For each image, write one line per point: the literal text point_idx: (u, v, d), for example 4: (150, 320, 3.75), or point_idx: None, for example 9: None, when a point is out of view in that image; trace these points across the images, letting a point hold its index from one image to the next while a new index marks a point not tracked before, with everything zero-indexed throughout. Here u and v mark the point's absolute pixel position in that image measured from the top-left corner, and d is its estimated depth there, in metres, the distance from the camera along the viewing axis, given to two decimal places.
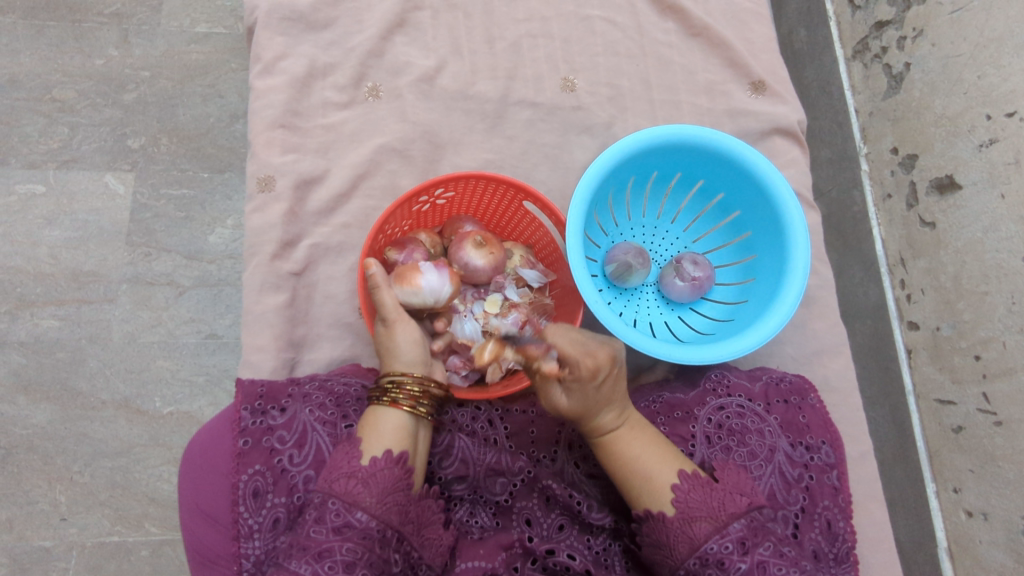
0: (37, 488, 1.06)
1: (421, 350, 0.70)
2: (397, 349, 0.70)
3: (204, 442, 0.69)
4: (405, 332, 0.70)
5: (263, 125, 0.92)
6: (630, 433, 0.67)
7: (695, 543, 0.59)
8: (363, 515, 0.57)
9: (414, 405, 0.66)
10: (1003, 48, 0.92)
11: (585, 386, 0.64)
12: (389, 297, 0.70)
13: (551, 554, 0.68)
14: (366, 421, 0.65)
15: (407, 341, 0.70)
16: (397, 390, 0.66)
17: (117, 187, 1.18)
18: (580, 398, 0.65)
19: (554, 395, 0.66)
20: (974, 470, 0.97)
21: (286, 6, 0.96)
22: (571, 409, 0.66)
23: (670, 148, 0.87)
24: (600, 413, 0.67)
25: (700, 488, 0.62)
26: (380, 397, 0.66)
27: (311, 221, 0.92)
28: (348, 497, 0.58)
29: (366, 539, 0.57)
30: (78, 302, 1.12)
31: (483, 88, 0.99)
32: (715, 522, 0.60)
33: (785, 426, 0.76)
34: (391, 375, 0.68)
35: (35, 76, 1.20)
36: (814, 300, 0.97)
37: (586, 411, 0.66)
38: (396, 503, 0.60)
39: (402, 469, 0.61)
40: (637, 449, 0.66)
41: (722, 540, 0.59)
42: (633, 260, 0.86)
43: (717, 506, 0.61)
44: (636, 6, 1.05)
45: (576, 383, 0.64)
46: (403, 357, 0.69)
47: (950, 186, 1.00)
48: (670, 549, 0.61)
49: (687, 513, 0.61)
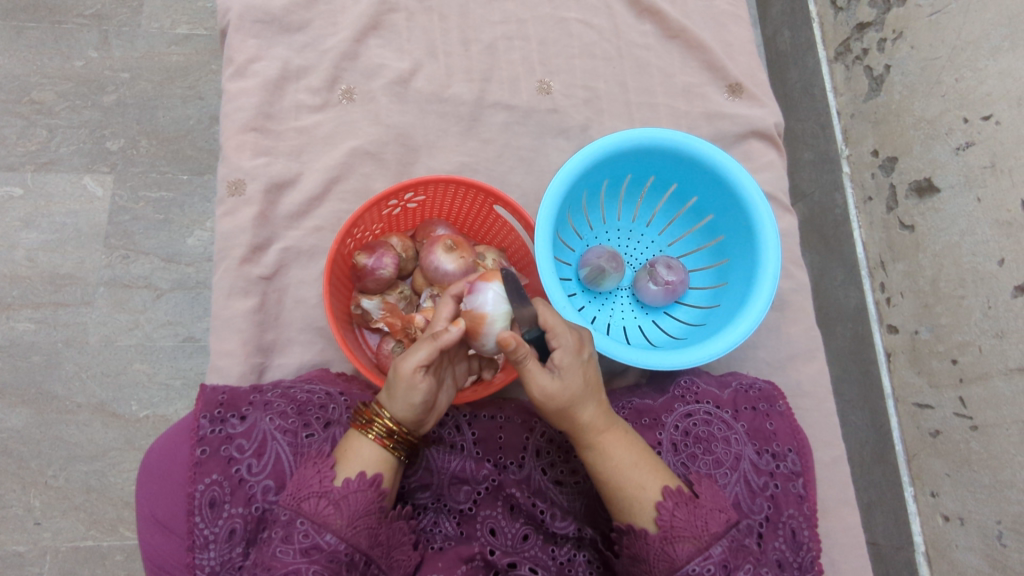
0: (11, 492, 1.06)
1: (415, 411, 0.62)
2: (394, 400, 0.62)
3: (163, 450, 0.69)
4: (409, 390, 0.61)
5: (235, 128, 0.92)
6: (623, 440, 0.65)
7: (675, 564, 0.59)
8: (333, 537, 0.58)
9: (391, 444, 0.63)
10: (979, 51, 0.92)
11: (571, 356, 0.61)
12: (425, 351, 0.60)
13: (513, 567, 0.68)
14: (343, 444, 0.64)
15: (405, 401, 0.61)
16: (381, 422, 0.63)
17: (96, 190, 1.17)
18: (571, 373, 0.61)
19: (544, 380, 0.60)
20: (951, 475, 0.96)
21: (260, 9, 0.95)
22: (563, 390, 0.61)
23: (641, 151, 0.86)
24: (582, 410, 0.62)
25: (685, 506, 0.61)
26: (364, 427, 0.63)
27: (283, 224, 0.91)
28: (318, 518, 0.58)
29: (333, 562, 0.57)
30: (54, 305, 1.12)
31: (458, 91, 0.98)
32: (699, 543, 0.59)
33: (752, 433, 0.75)
34: (380, 409, 0.63)
35: (14, 78, 1.20)
36: (790, 304, 0.97)
37: (577, 396, 0.62)
38: (367, 525, 0.59)
39: (375, 492, 0.60)
40: (632, 458, 0.64)
41: (704, 562, 0.59)
42: (606, 264, 0.85)
43: (700, 525, 0.60)
44: (613, 8, 1.04)
45: (564, 354, 0.61)
46: (392, 410, 0.62)
47: (928, 189, 0.99)
48: (649, 565, 0.60)
49: (670, 533, 0.60)
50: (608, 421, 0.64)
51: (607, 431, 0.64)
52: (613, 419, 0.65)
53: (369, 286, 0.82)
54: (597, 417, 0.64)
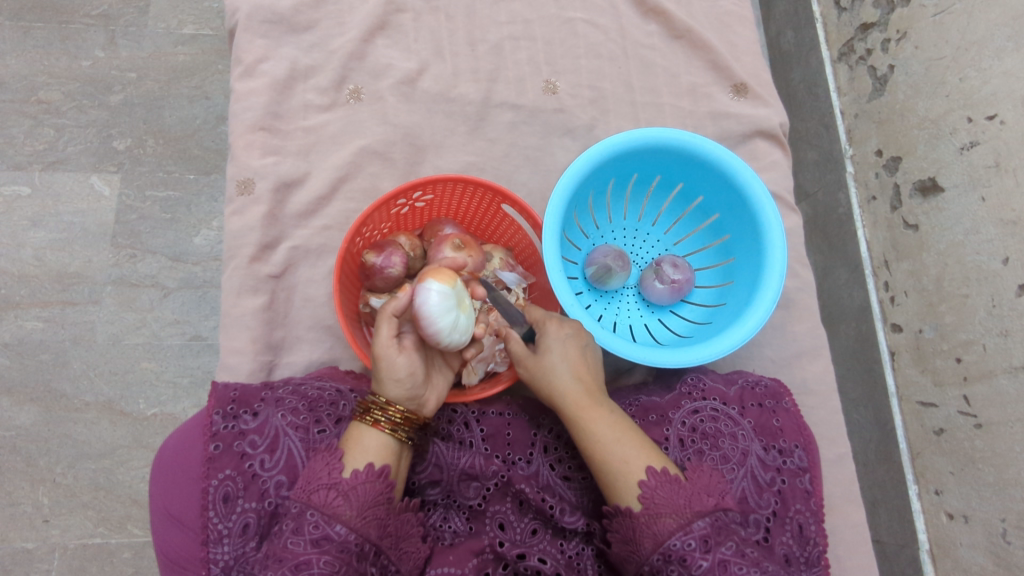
0: (20, 489, 1.06)
1: (406, 387, 0.65)
2: (382, 381, 0.65)
3: (177, 445, 0.70)
4: (390, 366, 0.64)
5: (244, 128, 0.92)
6: (607, 418, 0.66)
7: (659, 540, 0.59)
8: (342, 528, 0.58)
9: (394, 428, 0.64)
10: (983, 52, 0.92)
11: (550, 339, 0.71)
12: (387, 328, 0.65)
13: (522, 558, 0.69)
14: (347, 436, 0.64)
15: (390, 377, 0.64)
16: (378, 409, 0.64)
17: (103, 189, 1.18)
18: (549, 348, 0.69)
19: (518, 349, 0.70)
20: (955, 473, 0.97)
21: (267, 9, 0.96)
22: (535, 361, 0.69)
23: (647, 151, 0.87)
24: (555, 382, 0.67)
25: (668, 484, 0.61)
26: (362, 416, 0.64)
27: (291, 223, 0.92)
28: (328, 509, 0.58)
29: (344, 552, 0.58)
30: (62, 304, 1.12)
31: (465, 91, 0.99)
32: (680, 519, 0.59)
33: (759, 429, 0.76)
34: (374, 396, 0.65)
35: (21, 77, 1.20)
36: (795, 303, 0.97)
37: (551, 366, 0.68)
38: (375, 516, 0.60)
39: (383, 483, 0.61)
40: (615, 432, 0.65)
41: (685, 537, 0.58)
42: (612, 263, 0.86)
43: (683, 503, 0.60)
44: (619, 8, 1.05)
45: (542, 334, 0.70)
46: (387, 391, 0.65)
47: (932, 188, 1.00)
48: (637, 545, 0.61)
49: (653, 509, 0.60)
50: (589, 399, 0.67)
51: (589, 408, 0.66)
52: (597, 398, 0.67)
53: (378, 285, 0.83)
54: (576, 393, 0.67)
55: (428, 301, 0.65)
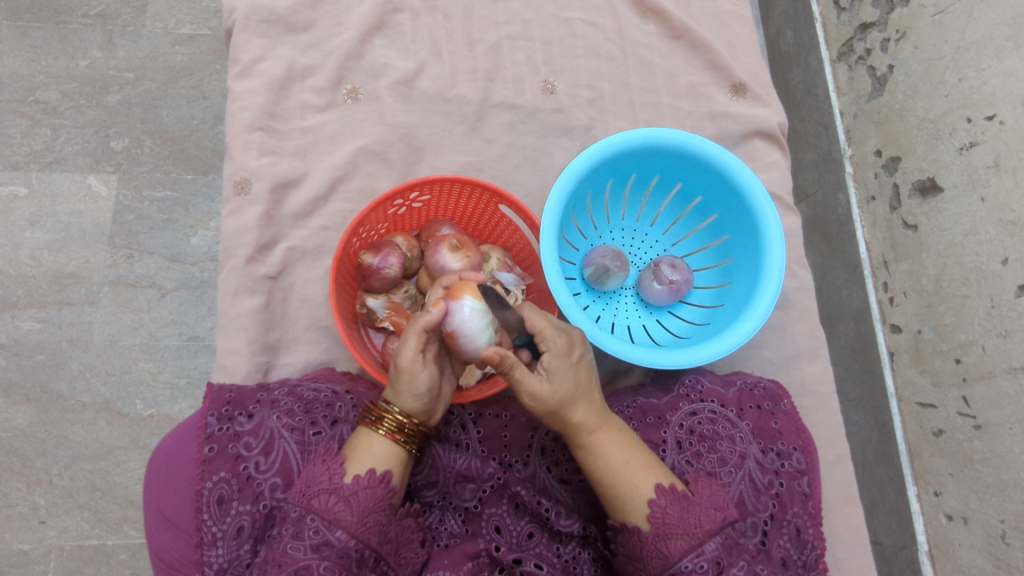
0: (16, 490, 1.06)
1: (422, 402, 0.64)
2: (400, 395, 0.64)
3: (171, 447, 0.69)
4: (412, 381, 0.63)
5: (241, 128, 0.92)
6: (616, 439, 0.65)
7: (669, 561, 0.59)
8: (343, 533, 0.58)
9: (403, 438, 0.64)
10: (983, 52, 0.92)
11: (560, 360, 0.62)
12: (413, 343, 0.63)
13: (518, 563, 0.68)
14: (351, 441, 0.64)
15: (410, 393, 0.63)
16: (391, 418, 0.64)
17: (101, 189, 1.17)
18: (560, 375, 0.62)
19: (533, 384, 0.61)
20: (954, 474, 0.96)
21: (264, 9, 0.96)
22: (552, 394, 0.61)
23: (645, 152, 0.87)
24: (570, 412, 0.63)
25: (677, 504, 0.61)
26: (372, 423, 0.64)
27: (288, 224, 0.92)
28: (329, 515, 0.58)
29: (344, 558, 0.58)
30: (59, 304, 1.12)
31: (463, 91, 0.99)
32: (691, 540, 0.59)
33: (757, 432, 0.76)
34: (388, 405, 0.64)
35: (19, 77, 1.20)
36: (794, 303, 0.97)
37: (568, 397, 0.62)
38: (376, 522, 0.60)
39: (385, 489, 0.61)
40: (625, 455, 0.64)
41: (696, 559, 0.59)
42: (610, 263, 0.86)
43: (694, 522, 0.60)
44: (617, 8, 1.05)
45: (553, 358, 0.61)
46: (401, 403, 0.64)
47: (932, 189, 0.99)
48: (644, 562, 0.61)
49: (663, 529, 0.60)
50: (601, 420, 0.65)
51: (599, 431, 0.64)
52: (607, 418, 0.66)
53: (375, 285, 0.82)
54: (589, 416, 0.64)
55: (469, 320, 0.64)
